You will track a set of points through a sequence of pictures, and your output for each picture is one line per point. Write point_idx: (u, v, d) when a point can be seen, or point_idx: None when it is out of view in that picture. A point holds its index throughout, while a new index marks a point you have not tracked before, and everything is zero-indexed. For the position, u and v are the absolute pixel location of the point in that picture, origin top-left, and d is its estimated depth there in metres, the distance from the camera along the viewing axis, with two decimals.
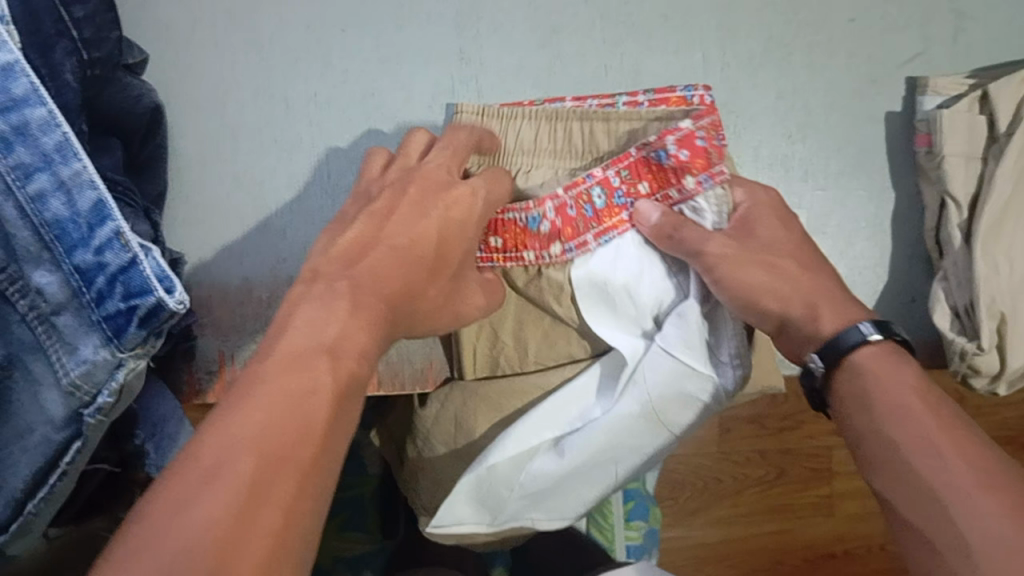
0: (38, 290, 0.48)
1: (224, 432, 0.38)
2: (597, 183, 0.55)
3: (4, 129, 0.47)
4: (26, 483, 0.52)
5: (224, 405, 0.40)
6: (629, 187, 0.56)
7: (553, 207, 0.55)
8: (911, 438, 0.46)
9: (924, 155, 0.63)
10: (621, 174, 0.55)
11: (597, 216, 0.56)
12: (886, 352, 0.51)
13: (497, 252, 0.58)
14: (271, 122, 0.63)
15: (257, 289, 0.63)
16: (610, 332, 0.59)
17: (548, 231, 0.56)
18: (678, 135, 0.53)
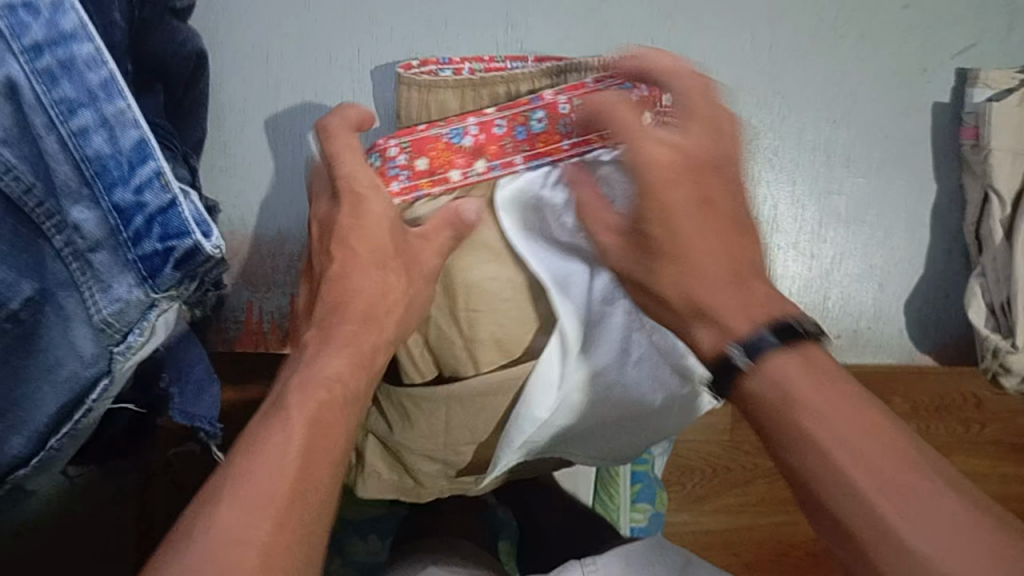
0: (75, 226, 0.48)
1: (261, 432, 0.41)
2: (540, 106, 0.53)
3: (49, 62, 0.46)
4: (51, 418, 0.52)
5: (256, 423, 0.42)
6: (577, 119, 0.53)
7: (476, 122, 0.53)
8: (846, 421, 0.37)
9: (969, 148, 0.63)
10: (571, 102, 0.53)
11: (529, 138, 0.54)
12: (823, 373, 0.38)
13: (423, 176, 0.54)
14: (313, 74, 0.62)
15: (290, 243, 0.64)
16: (538, 257, 0.54)
17: (471, 146, 0.53)
18: (589, 83, 0.53)
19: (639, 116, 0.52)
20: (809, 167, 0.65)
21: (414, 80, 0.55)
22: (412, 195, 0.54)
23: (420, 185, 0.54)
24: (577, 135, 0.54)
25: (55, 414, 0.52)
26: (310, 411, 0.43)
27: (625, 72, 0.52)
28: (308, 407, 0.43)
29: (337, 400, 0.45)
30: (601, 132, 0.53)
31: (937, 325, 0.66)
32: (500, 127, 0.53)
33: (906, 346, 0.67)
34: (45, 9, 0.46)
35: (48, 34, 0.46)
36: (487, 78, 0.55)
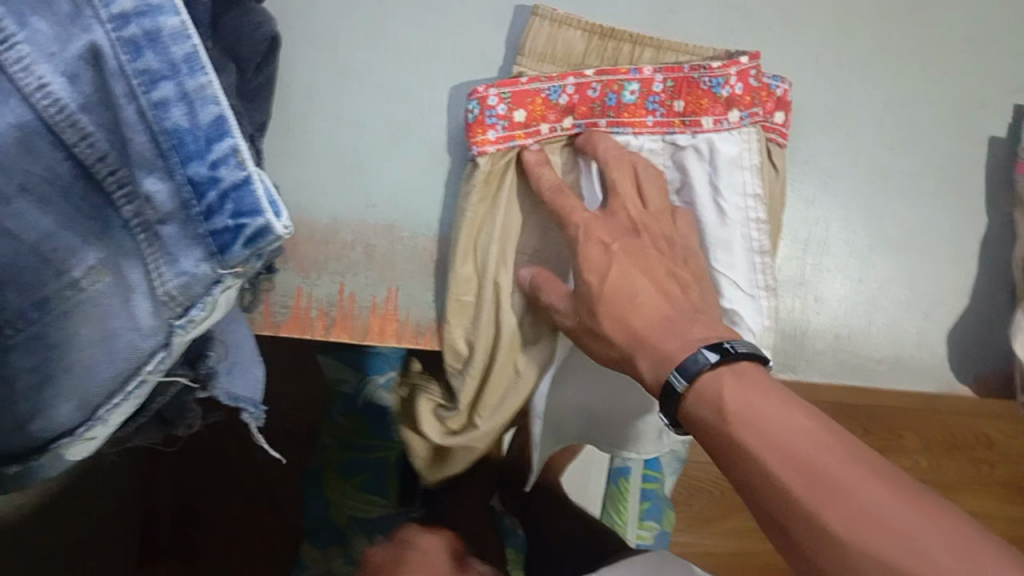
0: (147, 197, 0.49)
1: None
2: (636, 80, 0.61)
3: (136, 33, 0.47)
4: (106, 388, 0.53)
5: None
6: (666, 99, 0.62)
7: (574, 84, 0.61)
8: (820, 456, 0.46)
9: (1022, 183, 0.63)
10: (665, 83, 0.61)
11: (617, 108, 0.62)
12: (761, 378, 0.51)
13: (519, 128, 0.61)
14: (381, 66, 0.63)
15: (342, 231, 0.63)
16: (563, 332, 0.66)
17: (565, 105, 0.62)
18: (737, 69, 0.60)
19: (717, 119, 0.61)
20: (864, 191, 0.65)
21: (548, 16, 0.60)
22: (505, 144, 0.61)
23: (513, 136, 0.61)
24: (663, 114, 0.62)
25: (108, 383, 0.52)
26: None
27: (721, 68, 0.60)
28: None
29: None
30: (686, 117, 0.62)
31: (982, 358, 0.66)
32: (594, 91, 0.62)
33: (946, 377, 0.66)
34: None
35: (136, 5, 0.47)
36: (616, 33, 0.61)
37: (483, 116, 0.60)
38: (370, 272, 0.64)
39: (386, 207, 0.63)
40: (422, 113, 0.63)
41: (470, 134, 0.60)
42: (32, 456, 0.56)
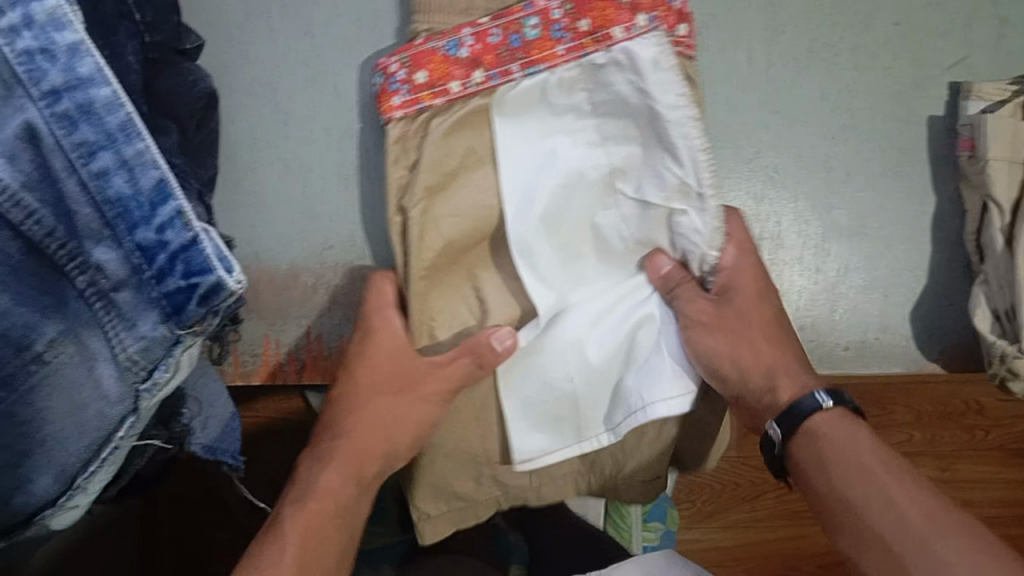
0: (98, 266, 0.49)
1: (320, 493, 0.62)
2: (534, 12, 0.60)
3: (69, 107, 0.48)
4: (78, 457, 0.53)
5: (262, 548, 0.59)
6: (569, 23, 0.59)
7: (471, 33, 0.60)
8: (853, 472, 0.55)
9: (965, 159, 0.64)
10: (563, 7, 0.59)
11: (525, 46, 0.60)
12: (839, 416, 0.57)
13: (424, 88, 0.60)
14: (320, 111, 0.64)
15: (303, 275, 0.64)
16: (528, 144, 0.60)
17: (468, 57, 0.60)
18: None
19: (626, 27, 0.59)
20: (810, 183, 0.66)
21: None
22: (413, 108, 0.60)
23: (420, 98, 0.60)
24: (572, 39, 0.60)
25: (82, 453, 0.53)
26: (301, 526, 0.60)
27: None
28: (300, 538, 0.60)
29: (311, 531, 0.60)
30: (596, 33, 0.59)
31: (947, 335, 0.67)
32: (496, 37, 0.60)
33: (912, 355, 0.67)
34: (62, 54, 0.48)
35: (66, 80, 0.48)
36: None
37: (392, 83, 0.60)
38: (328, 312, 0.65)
39: (343, 246, 0.64)
40: (366, 150, 0.64)
41: (378, 104, 0.61)
42: (17, 530, 0.55)
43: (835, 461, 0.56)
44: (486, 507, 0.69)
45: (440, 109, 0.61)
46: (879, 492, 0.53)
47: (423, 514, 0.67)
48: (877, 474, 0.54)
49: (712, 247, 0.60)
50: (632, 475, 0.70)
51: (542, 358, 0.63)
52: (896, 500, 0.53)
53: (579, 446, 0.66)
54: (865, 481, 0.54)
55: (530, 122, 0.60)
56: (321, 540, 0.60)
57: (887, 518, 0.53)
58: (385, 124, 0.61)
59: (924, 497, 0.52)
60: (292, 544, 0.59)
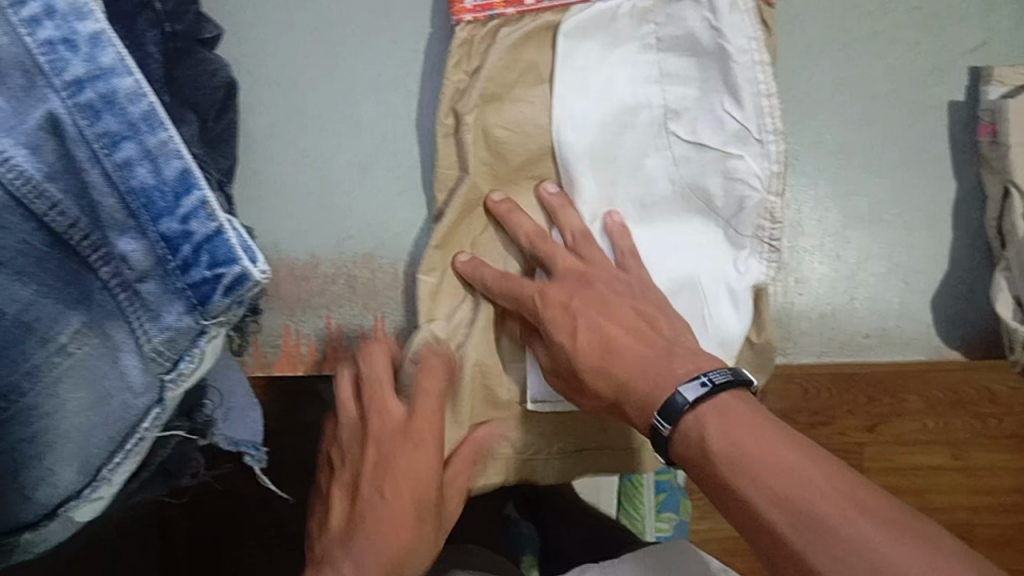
0: (122, 257, 0.49)
1: (394, 481, 0.60)
2: None
3: (92, 97, 0.48)
4: (108, 445, 0.53)
5: (370, 536, 0.60)
6: None
7: None
8: (798, 476, 0.46)
9: (987, 145, 0.64)
10: None
11: None
12: (719, 406, 0.50)
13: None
14: (338, 102, 0.64)
15: (323, 265, 0.64)
16: (595, 61, 0.62)
17: None
18: None
19: None
20: (830, 171, 0.66)
21: None
22: (483, 14, 0.62)
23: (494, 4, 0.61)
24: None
25: (108, 445, 0.53)
26: (383, 522, 0.60)
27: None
28: (380, 527, 0.60)
29: (399, 532, 0.60)
30: None
31: (966, 321, 0.67)
32: None
33: (933, 342, 0.68)
34: (84, 44, 0.48)
35: (89, 70, 0.48)
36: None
37: None
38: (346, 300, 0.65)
39: (364, 236, 0.64)
40: (385, 142, 0.64)
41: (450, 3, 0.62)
42: (41, 523, 0.55)
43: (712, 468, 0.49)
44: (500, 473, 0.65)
45: (511, 18, 0.62)
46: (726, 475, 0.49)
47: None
48: (756, 456, 0.48)
49: (771, 191, 0.61)
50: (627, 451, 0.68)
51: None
52: (779, 475, 0.47)
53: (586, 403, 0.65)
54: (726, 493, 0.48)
55: (601, 42, 0.62)
56: (407, 526, 0.60)
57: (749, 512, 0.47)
58: (454, 26, 0.62)
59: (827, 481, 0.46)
60: (387, 544, 0.60)
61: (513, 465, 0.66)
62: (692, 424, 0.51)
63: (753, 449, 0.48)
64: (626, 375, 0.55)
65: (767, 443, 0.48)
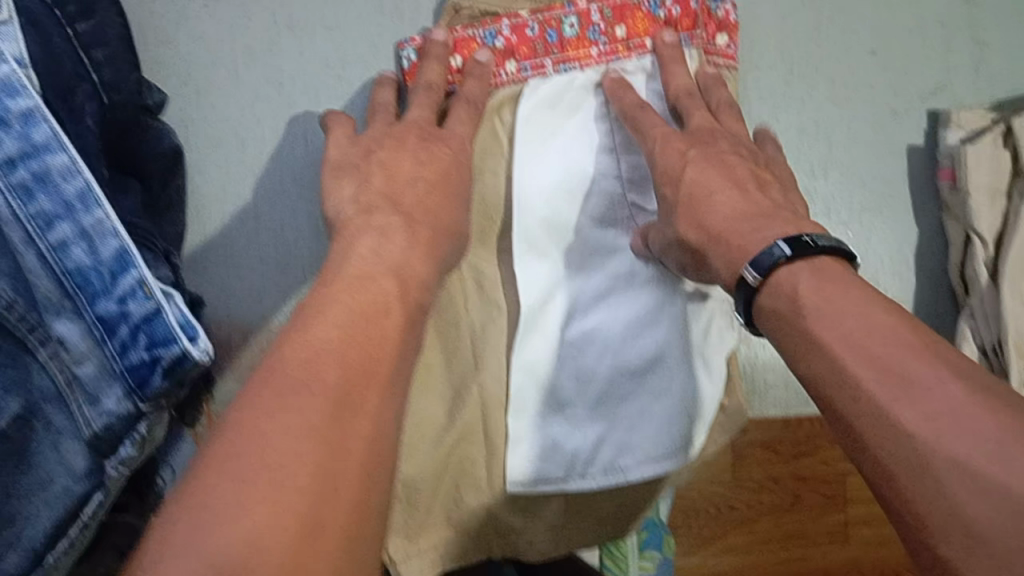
0: (59, 341, 0.47)
1: (320, 321, 0.42)
2: (574, 13, 0.62)
3: (25, 177, 0.47)
4: (45, 539, 0.48)
5: (246, 416, 0.37)
6: (607, 28, 0.63)
7: (509, 25, 0.62)
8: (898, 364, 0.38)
9: (947, 190, 0.63)
10: (603, 13, 0.62)
11: (560, 44, 0.63)
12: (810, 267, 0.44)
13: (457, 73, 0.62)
14: (289, 163, 0.63)
15: (277, 329, 0.63)
16: (553, 134, 0.62)
17: (504, 48, 0.62)
18: None
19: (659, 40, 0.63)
20: None
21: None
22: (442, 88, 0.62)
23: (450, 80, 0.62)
24: (606, 44, 0.63)
25: (50, 532, 0.48)
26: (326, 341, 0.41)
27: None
28: (328, 358, 0.40)
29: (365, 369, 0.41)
30: (631, 42, 0.63)
31: None
32: (533, 31, 0.62)
33: None
34: (16, 121, 0.47)
35: (21, 148, 0.47)
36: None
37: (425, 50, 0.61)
38: None
39: None
40: None
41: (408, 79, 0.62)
42: None
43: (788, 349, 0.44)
44: (476, 545, 0.64)
45: None
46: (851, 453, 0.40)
47: (409, 548, 0.62)
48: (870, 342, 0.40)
49: None
50: (605, 520, 0.67)
51: (545, 372, 0.63)
52: (933, 422, 0.36)
53: (571, 487, 0.63)
54: (808, 350, 0.42)
55: (562, 114, 0.63)
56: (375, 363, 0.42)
57: (870, 425, 0.38)
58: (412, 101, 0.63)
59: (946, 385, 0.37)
60: (324, 352, 0.40)
61: (492, 542, 0.65)
62: (785, 279, 0.45)
63: (829, 299, 0.42)
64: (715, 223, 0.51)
65: (852, 315, 0.41)
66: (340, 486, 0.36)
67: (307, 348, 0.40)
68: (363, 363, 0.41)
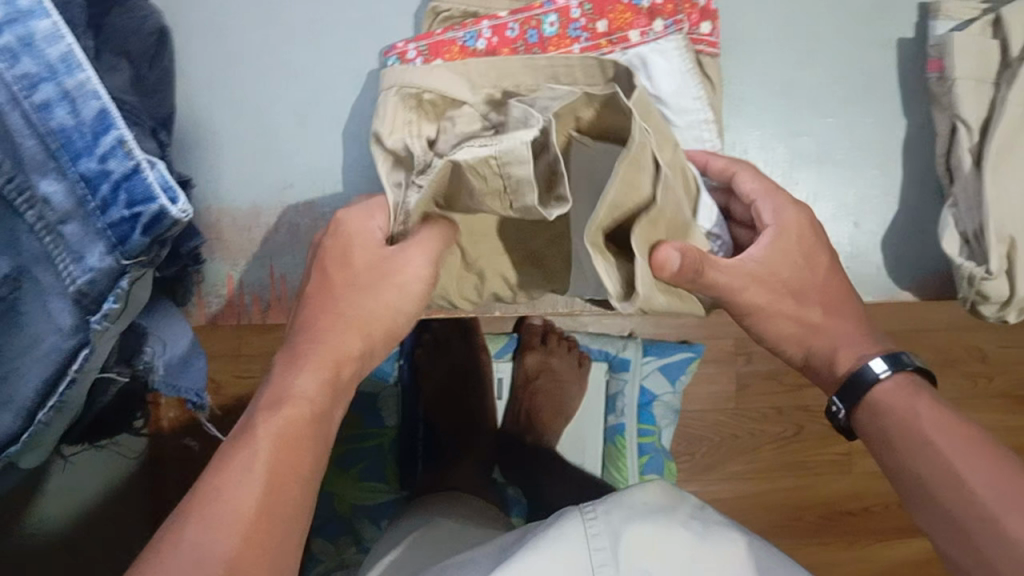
0: (44, 200, 0.49)
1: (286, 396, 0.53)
2: (553, 11, 0.61)
3: (9, 40, 0.47)
4: (37, 393, 0.53)
5: (220, 476, 0.49)
6: (588, 23, 0.61)
7: (490, 26, 0.60)
8: (956, 475, 0.52)
9: (934, 81, 0.63)
10: (582, 8, 0.61)
11: (541, 41, 0.61)
12: (903, 386, 0.57)
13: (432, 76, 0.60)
14: (278, 47, 0.63)
15: (265, 215, 0.64)
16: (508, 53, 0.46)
17: (483, 50, 0.60)
18: None
19: (643, 31, 0.61)
20: (777, 110, 0.65)
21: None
22: None
23: None
24: (588, 39, 0.61)
25: (42, 387, 0.53)
26: (272, 449, 0.50)
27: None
28: (272, 458, 0.50)
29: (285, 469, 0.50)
30: (613, 35, 0.61)
31: (921, 263, 0.66)
32: (513, 32, 0.61)
33: (886, 283, 0.66)
34: None
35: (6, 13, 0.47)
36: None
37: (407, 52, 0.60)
38: (285, 249, 0.64)
39: (304, 185, 0.64)
40: (326, 88, 0.64)
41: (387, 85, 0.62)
42: None
43: (883, 426, 0.57)
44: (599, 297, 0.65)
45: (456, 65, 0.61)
46: (936, 462, 0.53)
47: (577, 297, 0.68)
48: (932, 438, 0.54)
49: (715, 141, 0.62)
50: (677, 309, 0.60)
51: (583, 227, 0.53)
52: (956, 460, 0.52)
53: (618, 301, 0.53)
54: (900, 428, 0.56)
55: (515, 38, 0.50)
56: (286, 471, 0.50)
57: (899, 470, 0.55)
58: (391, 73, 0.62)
59: (977, 440, 0.53)
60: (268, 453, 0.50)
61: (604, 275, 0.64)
62: (882, 401, 0.57)
63: (930, 436, 0.54)
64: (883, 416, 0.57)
65: (942, 437, 0.54)
66: (282, 506, 0.49)
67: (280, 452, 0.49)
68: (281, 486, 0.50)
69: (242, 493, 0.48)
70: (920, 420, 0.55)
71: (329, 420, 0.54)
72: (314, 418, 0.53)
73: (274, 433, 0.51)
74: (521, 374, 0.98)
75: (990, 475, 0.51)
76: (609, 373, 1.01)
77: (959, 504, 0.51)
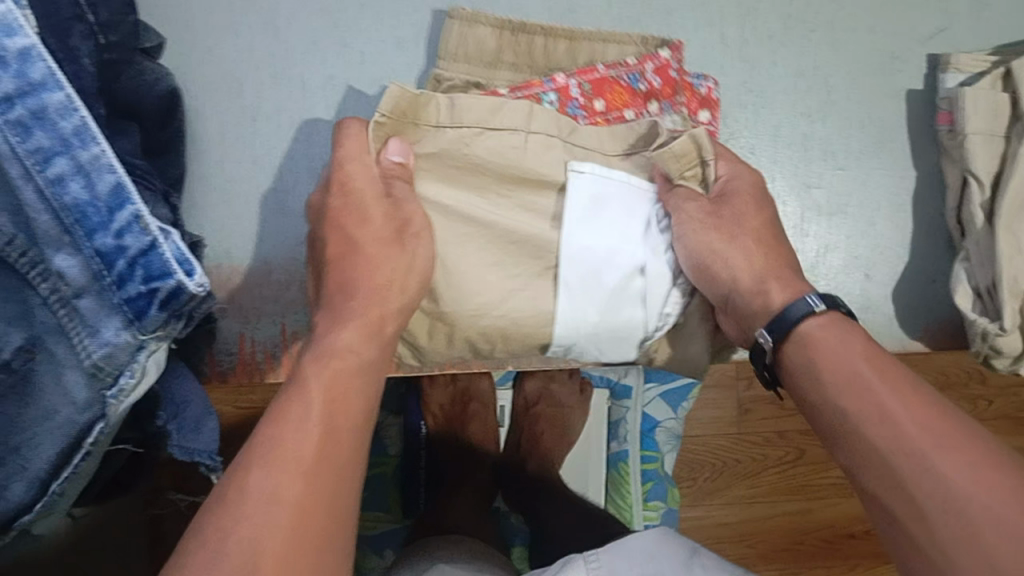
0: (59, 273, 0.47)
1: (323, 360, 0.52)
2: (554, 89, 0.60)
3: (22, 113, 0.46)
4: (51, 463, 0.50)
5: (270, 423, 0.49)
6: (586, 101, 0.60)
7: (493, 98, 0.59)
8: (890, 417, 0.49)
9: (946, 133, 0.64)
10: (582, 86, 0.60)
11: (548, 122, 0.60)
12: (831, 322, 0.54)
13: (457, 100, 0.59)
14: (289, 105, 0.64)
15: (276, 271, 0.64)
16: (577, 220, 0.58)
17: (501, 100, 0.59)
18: (655, 65, 0.61)
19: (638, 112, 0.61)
20: (786, 163, 0.66)
21: (464, 17, 0.61)
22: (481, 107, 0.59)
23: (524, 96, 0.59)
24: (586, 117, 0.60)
25: (54, 460, 0.50)
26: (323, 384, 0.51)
27: (635, 62, 0.61)
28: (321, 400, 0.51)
29: (339, 398, 0.51)
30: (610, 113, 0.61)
31: (932, 314, 0.66)
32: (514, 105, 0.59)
33: (896, 334, 0.66)
34: (13, 59, 0.46)
35: (18, 86, 0.46)
36: (526, 27, 0.62)
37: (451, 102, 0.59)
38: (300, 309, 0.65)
39: None
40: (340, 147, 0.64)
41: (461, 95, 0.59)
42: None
43: (822, 367, 0.52)
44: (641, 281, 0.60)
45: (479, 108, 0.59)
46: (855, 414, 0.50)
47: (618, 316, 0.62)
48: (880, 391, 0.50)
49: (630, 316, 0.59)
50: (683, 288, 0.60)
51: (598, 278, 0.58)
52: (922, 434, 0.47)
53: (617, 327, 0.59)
54: (857, 387, 0.50)
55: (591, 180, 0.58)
56: (338, 427, 0.50)
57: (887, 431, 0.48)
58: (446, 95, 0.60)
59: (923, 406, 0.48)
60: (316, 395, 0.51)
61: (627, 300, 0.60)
62: (811, 329, 0.54)
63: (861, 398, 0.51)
64: (840, 371, 0.51)
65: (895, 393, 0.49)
66: (341, 444, 0.50)
67: (323, 381, 0.51)
68: (332, 455, 0.49)
69: (298, 443, 0.48)
70: (881, 384, 0.50)
71: (378, 361, 0.55)
72: (360, 365, 0.54)
73: (323, 393, 0.51)
74: (521, 403, 0.92)
75: (953, 453, 0.46)
76: (609, 400, 0.94)
77: (883, 432, 0.48)
